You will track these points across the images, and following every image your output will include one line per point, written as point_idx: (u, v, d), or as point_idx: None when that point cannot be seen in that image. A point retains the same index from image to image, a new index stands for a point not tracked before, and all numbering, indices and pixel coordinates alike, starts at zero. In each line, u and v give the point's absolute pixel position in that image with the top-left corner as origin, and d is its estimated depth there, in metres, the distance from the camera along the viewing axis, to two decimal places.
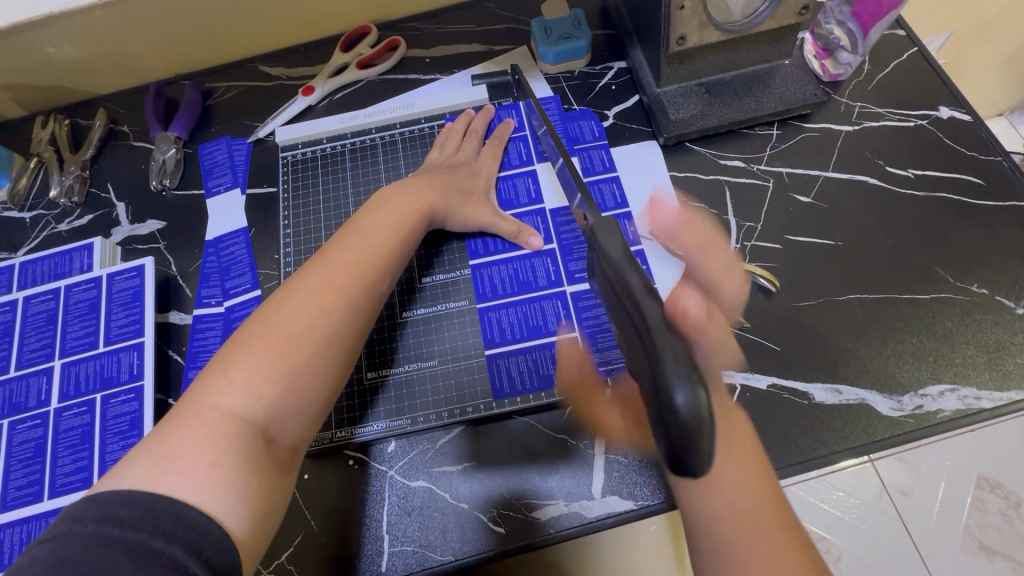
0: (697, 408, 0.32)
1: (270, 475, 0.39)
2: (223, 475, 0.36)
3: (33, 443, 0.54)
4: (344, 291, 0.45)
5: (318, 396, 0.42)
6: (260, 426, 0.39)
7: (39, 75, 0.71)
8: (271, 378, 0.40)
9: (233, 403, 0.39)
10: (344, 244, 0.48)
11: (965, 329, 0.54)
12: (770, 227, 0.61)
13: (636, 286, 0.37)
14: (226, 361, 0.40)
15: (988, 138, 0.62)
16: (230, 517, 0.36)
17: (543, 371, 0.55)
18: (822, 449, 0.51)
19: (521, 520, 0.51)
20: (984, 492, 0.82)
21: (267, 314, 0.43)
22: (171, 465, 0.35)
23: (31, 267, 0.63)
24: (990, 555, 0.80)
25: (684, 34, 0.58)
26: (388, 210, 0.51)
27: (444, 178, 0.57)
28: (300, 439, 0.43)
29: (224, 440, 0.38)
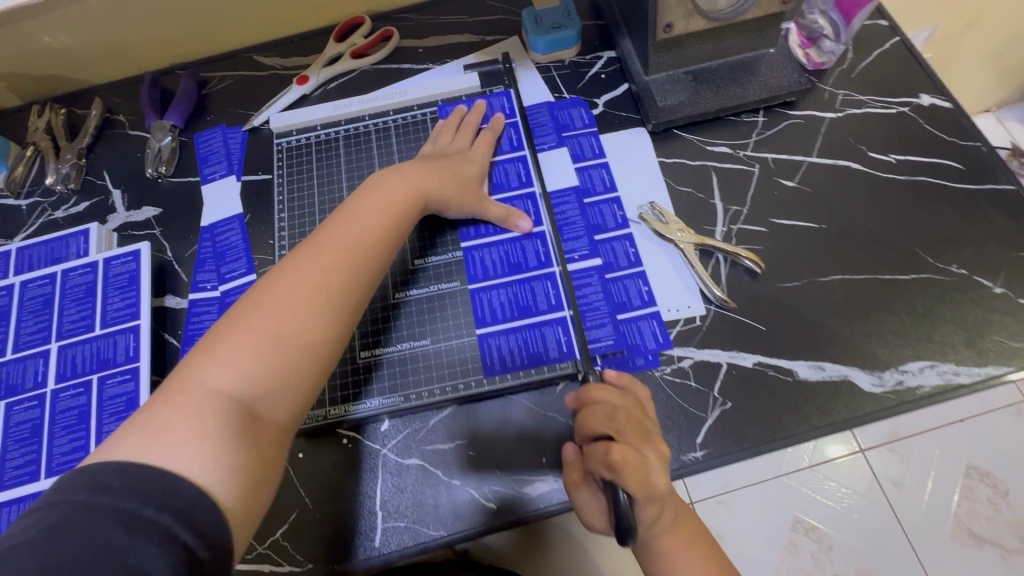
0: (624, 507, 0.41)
1: (258, 448, 0.40)
2: (211, 447, 0.37)
3: (30, 423, 0.55)
4: (332, 274, 0.46)
5: (307, 376, 0.43)
6: (247, 403, 0.41)
7: (35, 64, 0.72)
8: (257, 357, 0.42)
9: (220, 380, 0.40)
10: (333, 231, 0.49)
11: (945, 307, 0.56)
12: (755, 211, 0.62)
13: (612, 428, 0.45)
14: (213, 343, 0.42)
15: (967, 124, 0.64)
16: (218, 486, 0.36)
17: (533, 349, 0.55)
18: (806, 424, 0.53)
19: (513, 495, 0.52)
20: (974, 480, 0.78)
21: (256, 297, 0.44)
22: (159, 437, 0.37)
23: (27, 252, 0.63)
24: (980, 543, 0.77)
25: (670, 22, 0.59)
26: (378, 197, 0.53)
27: (438, 166, 0.58)
28: (288, 419, 0.43)
29: (211, 415, 0.39)
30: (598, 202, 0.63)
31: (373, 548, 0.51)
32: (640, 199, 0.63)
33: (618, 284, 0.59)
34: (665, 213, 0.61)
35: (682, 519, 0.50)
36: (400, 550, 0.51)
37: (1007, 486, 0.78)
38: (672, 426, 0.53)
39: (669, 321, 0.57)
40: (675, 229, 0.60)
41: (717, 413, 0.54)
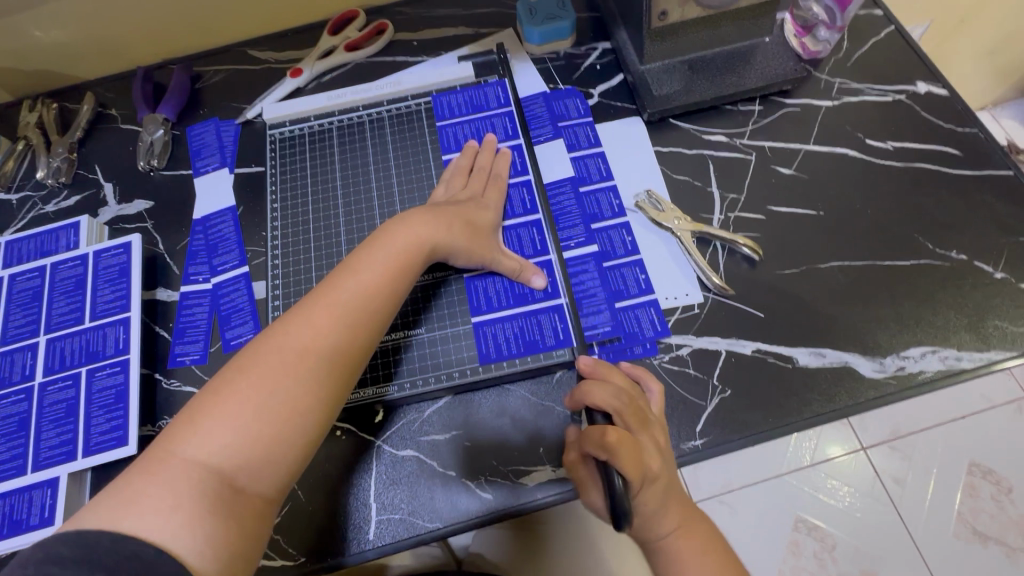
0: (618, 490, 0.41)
1: (235, 518, 0.39)
2: (185, 516, 0.37)
3: (16, 417, 0.54)
4: (322, 340, 0.44)
5: (292, 447, 0.42)
6: (226, 475, 0.39)
7: (25, 58, 0.72)
8: (243, 428, 0.40)
9: (202, 452, 0.39)
10: (333, 286, 0.47)
11: (945, 293, 0.55)
12: (753, 198, 0.61)
13: (612, 408, 0.46)
14: (196, 410, 0.41)
15: (964, 111, 0.64)
16: (190, 553, 0.36)
17: (529, 337, 0.54)
18: (806, 412, 0.52)
19: (510, 485, 0.51)
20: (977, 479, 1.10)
21: (243, 358, 0.43)
22: (131, 505, 0.37)
23: (16, 245, 0.62)
24: (979, 541, 1.06)
25: (665, 9, 0.59)
26: (382, 246, 0.50)
27: (450, 211, 0.54)
28: (271, 489, 0.42)
29: (188, 486, 0.38)
30: (594, 191, 0.62)
31: (367, 542, 0.50)
32: (636, 188, 0.63)
33: (615, 273, 0.58)
34: (662, 201, 0.61)
35: (694, 521, 0.48)
36: (394, 543, 0.50)
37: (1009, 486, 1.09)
38: (670, 414, 0.53)
39: (667, 309, 0.57)
40: (672, 217, 0.60)
41: (716, 401, 0.53)
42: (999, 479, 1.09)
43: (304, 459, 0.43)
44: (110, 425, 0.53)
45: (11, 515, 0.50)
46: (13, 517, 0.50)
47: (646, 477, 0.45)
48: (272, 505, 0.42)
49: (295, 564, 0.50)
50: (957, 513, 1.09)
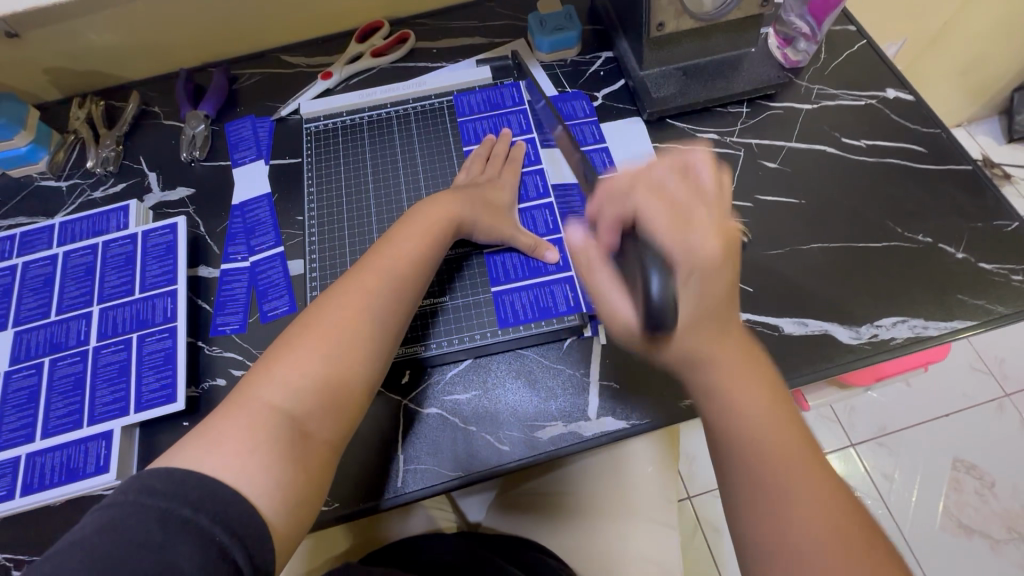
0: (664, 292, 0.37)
1: (301, 466, 0.45)
2: (260, 461, 0.43)
3: (73, 376, 0.59)
4: (371, 299, 0.53)
5: (350, 393, 0.50)
6: (296, 419, 0.47)
7: (78, 59, 0.78)
8: (308, 377, 0.48)
9: (276, 397, 0.47)
10: (376, 260, 0.56)
11: (913, 271, 0.62)
12: (742, 188, 0.68)
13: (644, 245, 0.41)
14: (269, 363, 0.49)
15: (929, 114, 0.71)
16: (263, 499, 0.42)
17: (543, 304, 0.60)
18: (790, 374, 0.58)
19: (526, 438, 0.56)
20: (962, 472, 1.16)
21: (305, 319, 0.51)
22: (215, 449, 0.43)
23: (70, 226, 0.68)
24: (969, 533, 1.11)
25: (662, 21, 0.67)
26: (416, 224, 0.59)
27: (471, 194, 0.62)
28: (333, 436, 0.49)
29: (263, 430, 0.45)
30: None
31: (395, 488, 0.55)
32: None
33: None
34: None
35: (749, 373, 0.44)
36: (421, 490, 0.55)
37: (991, 479, 1.15)
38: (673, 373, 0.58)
39: None
40: None
41: None
42: (983, 474, 1.16)
43: (358, 407, 0.51)
44: (160, 384, 0.58)
45: (69, 463, 0.54)
46: (70, 465, 0.55)
47: (701, 261, 0.42)
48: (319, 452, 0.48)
49: (330, 509, 0.54)
50: (944, 506, 1.14)
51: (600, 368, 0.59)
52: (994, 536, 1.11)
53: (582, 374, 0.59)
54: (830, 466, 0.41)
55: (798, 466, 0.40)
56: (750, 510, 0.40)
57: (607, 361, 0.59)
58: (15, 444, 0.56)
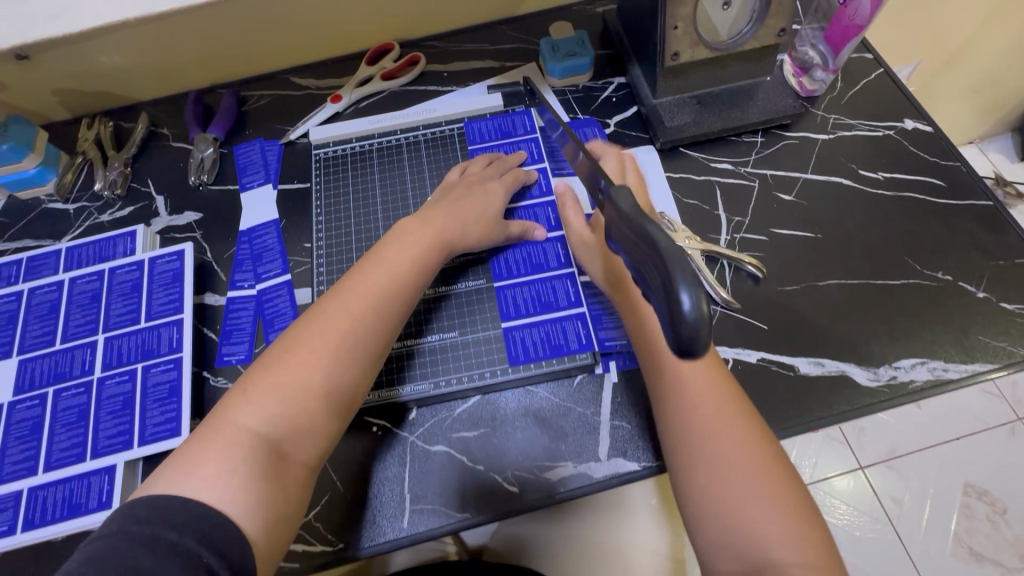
0: (696, 313, 0.26)
1: (282, 485, 0.46)
2: (239, 481, 0.44)
3: (77, 408, 0.58)
4: (354, 323, 0.52)
5: (326, 417, 0.49)
6: (271, 442, 0.46)
7: (88, 80, 0.78)
8: (286, 400, 0.47)
9: (252, 421, 0.46)
10: (361, 277, 0.55)
11: (933, 309, 0.60)
12: (757, 221, 0.67)
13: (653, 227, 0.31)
14: (248, 385, 0.48)
15: (947, 146, 0.70)
16: (246, 519, 0.43)
17: (555, 341, 0.59)
18: (806, 415, 0.57)
19: (535, 479, 0.55)
20: (972, 497, 1.14)
21: (285, 341, 0.51)
22: (195, 470, 0.44)
23: (76, 251, 0.68)
24: (980, 560, 1.09)
25: (677, 51, 0.66)
26: (402, 243, 0.58)
27: (463, 207, 0.62)
28: (312, 456, 0.49)
29: (240, 451, 0.45)
30: None
31: (401, 528, 0.54)
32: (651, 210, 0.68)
33: None
34: (675, 222, 0.66)
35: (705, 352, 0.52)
36: (427, 531, 0.54)
37: (1004, 505, 1.12)
38: None
39: None
40: (684, 237, 0.64)
41: None
42: (994, 500, 1.13)
43: (337, 428, 0.50)
44: (164, 417, 0.57)
45: (71, 499, 0.54)
46: (72, 501, 0.54)
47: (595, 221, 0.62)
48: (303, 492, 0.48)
49: (333, 549, 0.53)
50: (954, 532, 1.11)
51: (611, 408, 0.57)
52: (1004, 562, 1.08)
53: (593, 413, 0.57)
54: (753, 424, 0.48)
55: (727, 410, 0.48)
56: (683, 465, 0.47)
57: (619, 401, 0.58)
58: (18, 477, 0.55)
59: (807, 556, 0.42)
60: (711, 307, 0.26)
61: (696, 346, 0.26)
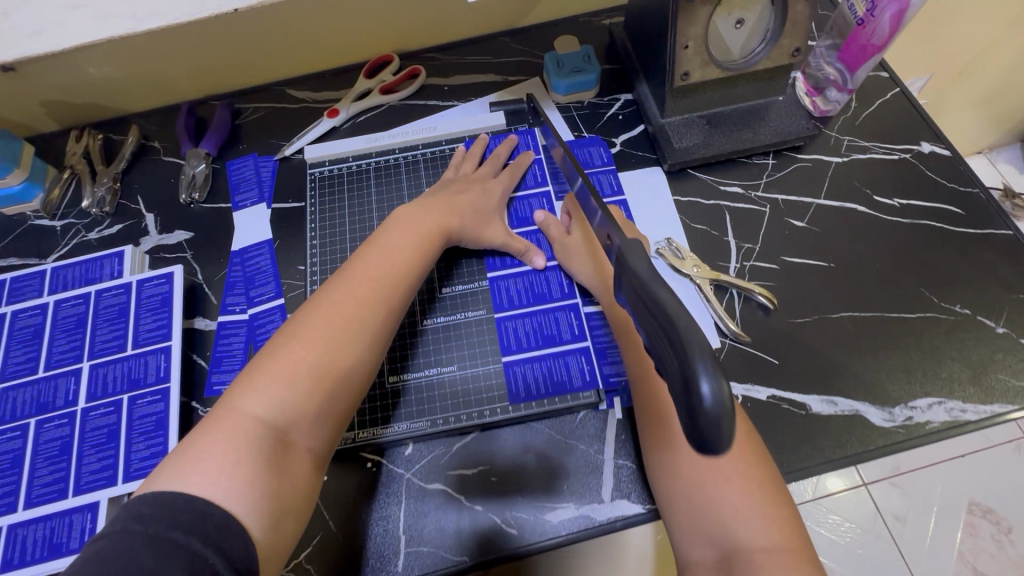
0: (717, 400, 0.27)
1: (286, 478, 0.44)
2: (242, 474, 0.41)
3: (59, 441, 0.56)
4: (361, 307, 0.50)
5: (333, 403, 0.47)
6: (278, 428, 0.44)
7: (77, 92, 0.75)
8: (293, 386, 0.45)
9: (258, 407, 0.44)
10: (367, 263, 0.54)
11: (951, 345, 0.58)
12: (767, 249, 0.65)
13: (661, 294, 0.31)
14: (254, 372, 0.46)
15: (966, 171, 0.68)
16: (249, 515, 0.40)
17: (557, 378, 0.57)
18: (820, 457, 0.54)
19: (535, 522, 0.53)
20: (977, 516, 1.08)
21: (291, 326, 0.49)
22: (196, 465, 0.41)
23: (62, 272, 0.65)
24: None
25: (687, 71, 0.63)
26: (405, 231, 0.57)
27: (462, 199, 0.62)
28: (318, 444, 0.47)
29: (246, 441, 0.43)
30: None
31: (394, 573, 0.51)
32: (657, 235, 0.66)
33: None
34: (682, 249, 0.64)
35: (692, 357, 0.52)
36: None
37: (1009, 524, 1.06)
38: None
39: None
40: (690, 264, 0.63)
41: None
42: (999, 518, 1.08)
43: (344, 415, 0.49)
44: (150, 451, 0.55)
45: (51, 539, 0.51)
46: (52, 541, 0.51)
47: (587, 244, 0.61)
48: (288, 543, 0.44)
49: None
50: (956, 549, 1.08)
51: (615, 447, 0.55)
52: None
53: (595, 452, 0.55)
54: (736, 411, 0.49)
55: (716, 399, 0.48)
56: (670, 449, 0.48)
57: (623, 438, 0.55)
58: None
59: (774, 539, 0.42)
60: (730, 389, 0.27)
61: (720, 438, 0.28)
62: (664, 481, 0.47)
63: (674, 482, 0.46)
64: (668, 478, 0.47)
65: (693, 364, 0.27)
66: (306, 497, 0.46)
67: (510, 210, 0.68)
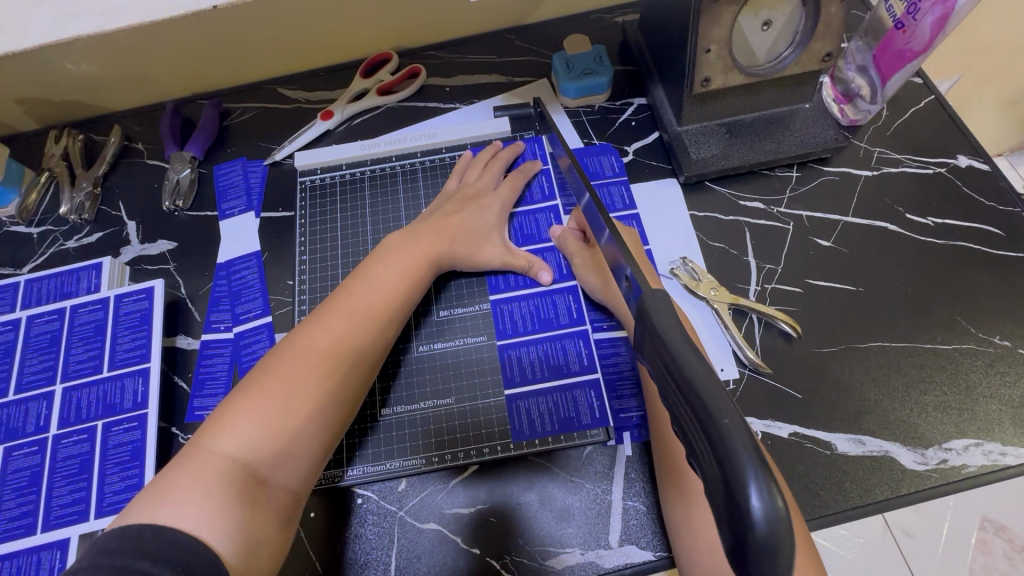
0: (771, 518, 0.22)
1: (263, 509, 0.40)
2: (216, 505, 0.38)
3: (29, 471, 0.52)
4: (344, 339, 0.47)
5: (313, 439, 0.44)
6: (253, 468, 0.40)
7: (56, 89, 0.71)
8: (270, 423, 0.42)
9: (230, 445, 0.40)
10: (350, 293, 0.50)
11: (989, 381, 0.54)
12: (790, 270, 0.60)
13: (695, 369, 0.27)
14: (225, 408, 0.42)
15: (1006, 189, 0.63)
16: (224, 543, 0.37)
17: (564, 414, 0.53)
18: (846, 502, 0.50)
19: (537, 569, 0.49)
20: (990, 533, 0.96)
21: (270, 361, 0.45)
22: (167, 496, 0.38)
23: (36, 285, 0.61)
24: None
25: (708, 76, 0.58)
26: (392, 259, 0.54)
27: (454, 222, 0.59)
28: (295, 482, 0.43)
29: (218, 480, 0.39)
30: None
31: None
32: (672, 254, 0.62)
33: None
34: (698, 270, 0.59)
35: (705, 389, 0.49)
36: None
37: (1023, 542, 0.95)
38: None
39: None
40: (708, 287, 0.58)
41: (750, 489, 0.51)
42: (1013, 537, 0.95)
43: (324, 454, 0.45)
44: (124, 483, 0.52)
45: None
46: None
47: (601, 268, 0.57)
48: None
49: None
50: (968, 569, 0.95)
51: (624, 487, 0.51)
52: None
53: (603, 492, 0.51)
54: None
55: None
56: (688, 502, 0.44)
57: (633, 478, 0.51)
58: None
59: None
60: (787, 503, 0.22)
61: (777, 571, 0.22)
62: (682, 526, 0.44)
63: (693, 529, 0.43)
64: (686, 525, 0.44)
65: (739, 465, 0.23)
66: (285, 535, 0.42)
67: (514, 226, 0.63)
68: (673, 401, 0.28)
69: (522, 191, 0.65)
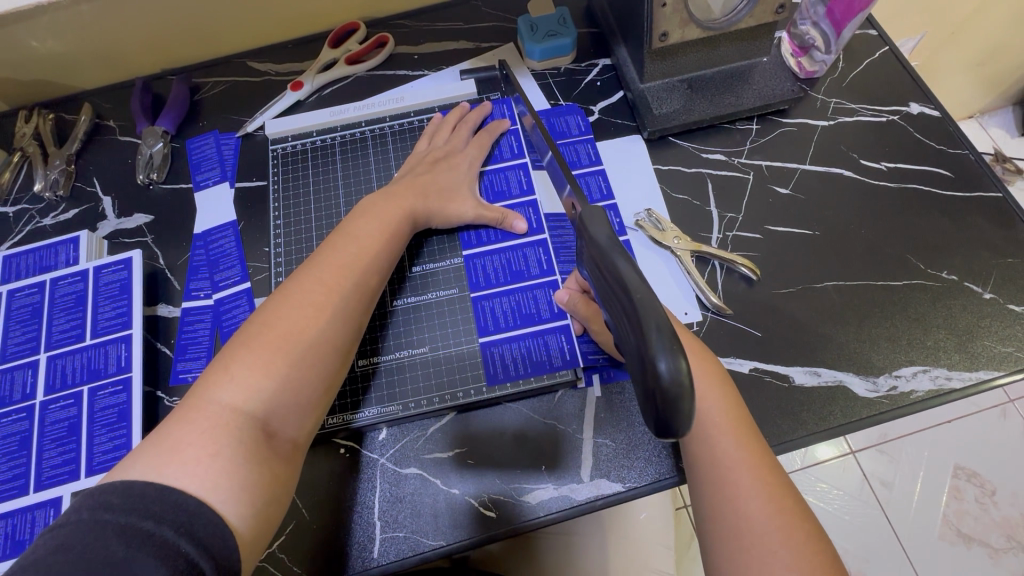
0: (675, 376, 0.29)
1: (268, 464, 0.42)
2: (224, 464, 0.39)
3: (18, 435, 0.54)
4: (332, 292, 0.48)
5: (311, 388, 0.45)
6: (258, 418, 0.42)
7: (22, 68, 0.70)
8: (270, 375, 0.43)
9: (235, 397, 0.42)
10: (332, 249, 0.52)
11: (937, 312, 0.57)
12: (750, 217, 0.62)
13: (625, 269, 0.34)
14: (226, 361, 0.44)
15: (955, 132, 0.65)
16: (228, 503, 0.38)
17: (537, 358, 0.56)
18: (802, 430, 0.53)
19: (512, 505, 0.51)
20: (961, 480, 1.03)
21: (263, 316, 0.46)
22: (174, 455, 0.39)
23: (15, 260, 0.62)
24: (967, 541, 0.99)
25: (666, 31, 0.59)
26: (371, 217, 0.55)
27: (424, 181, 0.60)
28: (299, 433, 0.45)
29: (225, 431, 0.40)
30: None
31: (370, 559, 0.50)
32: (636, 207, 0.64)
33: None
34: (662, 220, 0.62)
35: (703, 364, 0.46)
36: (398, 562, 0.50)
37: (993, 487, 1.02)
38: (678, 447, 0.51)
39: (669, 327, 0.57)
40: (671, 236, 0.60)
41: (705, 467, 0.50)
42: (983, 482, 1.03)
43: (321, 402, 0.47)
44: (112, 444, 0.53)
45: (12, 536, 0.50)
46: (13, 538, 0.50)
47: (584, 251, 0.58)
48: (265, 536, 0.41)
49: None
50: (942, 514, 1.01)
51: (594, 427, 0.54)
52: (995, 544, 0.98)
53: (573, 432, 0.54)
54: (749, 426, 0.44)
55: (714, 394, 0.45)
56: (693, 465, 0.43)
57: (603, 416, 0.54)
58: None
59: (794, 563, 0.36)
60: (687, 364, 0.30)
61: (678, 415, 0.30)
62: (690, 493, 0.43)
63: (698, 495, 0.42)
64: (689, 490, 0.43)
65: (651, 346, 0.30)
66: (290, 484, 0.44)
67: (483, 184, 0.65)
68: (614, 309, 0.36)
69: (489, 150, 0.66)
